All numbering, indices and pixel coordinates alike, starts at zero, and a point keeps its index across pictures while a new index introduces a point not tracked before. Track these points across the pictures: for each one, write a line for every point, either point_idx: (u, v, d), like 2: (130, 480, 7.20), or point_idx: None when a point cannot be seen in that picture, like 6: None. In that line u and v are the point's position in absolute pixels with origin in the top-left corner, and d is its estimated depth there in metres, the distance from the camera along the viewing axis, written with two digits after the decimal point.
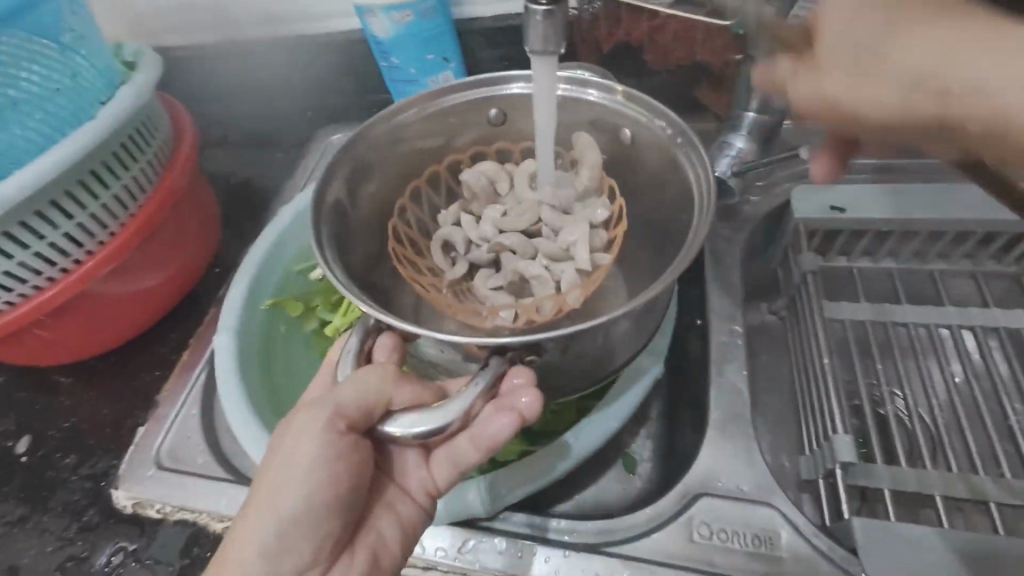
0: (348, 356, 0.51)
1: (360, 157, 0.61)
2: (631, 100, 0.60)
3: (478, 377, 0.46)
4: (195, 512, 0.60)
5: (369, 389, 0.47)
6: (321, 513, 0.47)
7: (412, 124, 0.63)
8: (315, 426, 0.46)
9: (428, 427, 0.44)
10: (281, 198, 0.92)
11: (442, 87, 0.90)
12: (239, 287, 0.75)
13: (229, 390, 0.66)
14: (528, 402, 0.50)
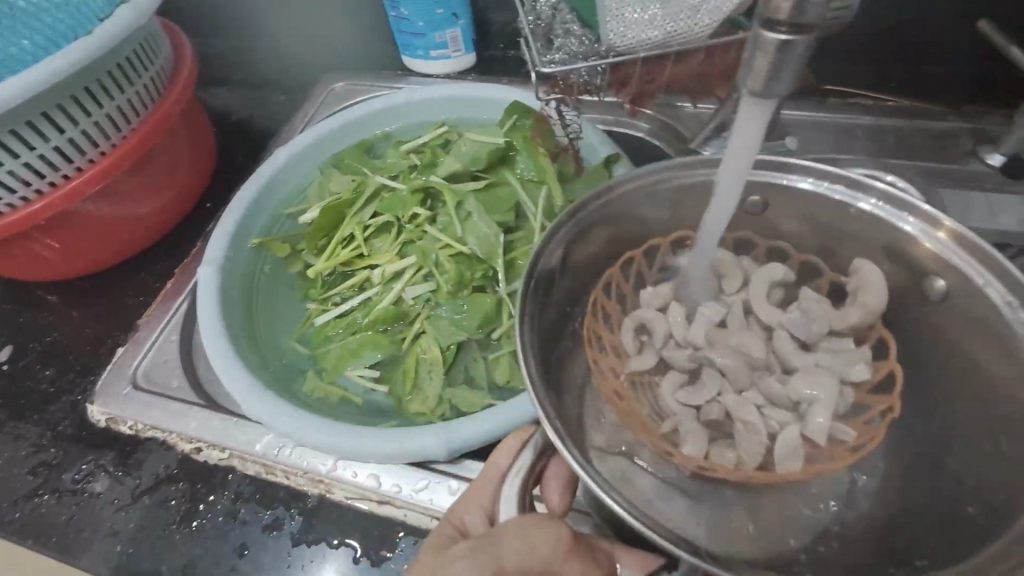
0: (515, 483, 0.45)
1: (583, 226, 0.50)
2: (933, 234, 0.47)
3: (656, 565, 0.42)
4: (164, 432, 0.62)
5: (532, 545, 0.41)
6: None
7: (625, 195, 0.51)
8: (479, 573, 0.40)
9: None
10: (276, 140, 0.92)
11: (449, 44, 0.89)
12: (229, 222, 0.75)
13: (207, 317, 0.66)
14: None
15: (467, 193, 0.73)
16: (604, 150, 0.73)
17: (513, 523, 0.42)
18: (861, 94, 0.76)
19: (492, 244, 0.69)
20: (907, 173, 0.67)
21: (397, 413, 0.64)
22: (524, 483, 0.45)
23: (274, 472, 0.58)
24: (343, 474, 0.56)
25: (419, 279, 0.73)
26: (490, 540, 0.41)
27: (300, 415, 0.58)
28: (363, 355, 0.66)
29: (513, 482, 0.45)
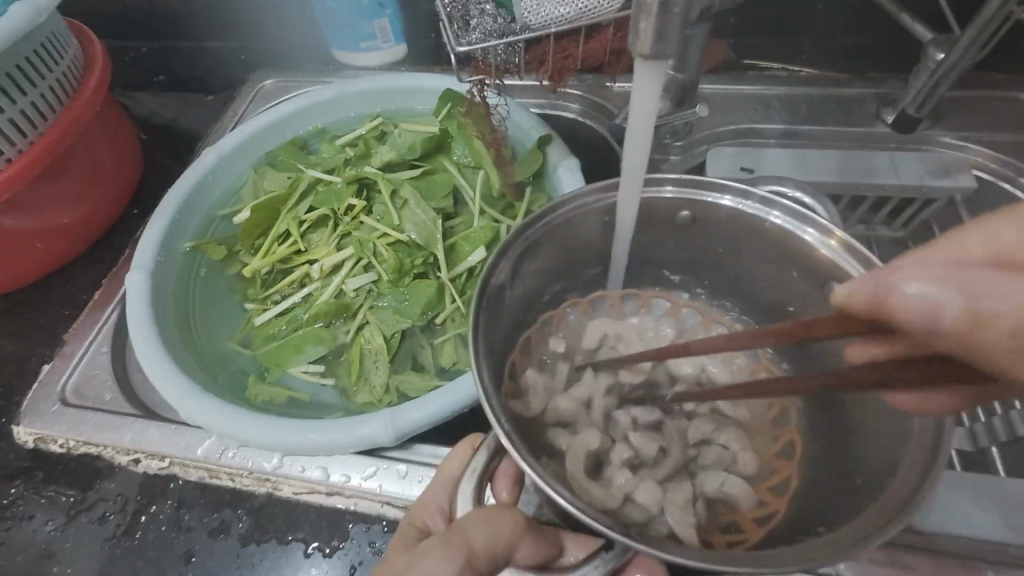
0: (470, 481, 0.42)
1: (532, 244, 0.48)
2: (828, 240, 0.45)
3: (602, 553, 0.39)
4: (99, 446, 0.59)
5: (499, 532, 0.39)
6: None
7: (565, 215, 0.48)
8: (453, 565, 0.38)
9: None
10: (205, 141, 0.90)
11: (378, 35, 0.88)
12: (155, 226, 0.71)
13: (140, 327, 0.62)
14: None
15: (402, 181, 0.74)
16: (536, 132, 0.73)
17: (475, 514, 0.40)
18: (775, 67, 0.80)
19: (429, 229, 0.70)
20: (818, 138, 0.71)
21: (344, 405, 0.63)
22: (480, 479, 0.42)
23: (218, 475, 0.56)
24: (291, 470, 0.55)
25: (359, 270, 0.72)
26: (454, 530, 0.39)
27: (241, 415, 0.56)
28: (306, 350, 0.65)
29: (467, 480, 0.42)
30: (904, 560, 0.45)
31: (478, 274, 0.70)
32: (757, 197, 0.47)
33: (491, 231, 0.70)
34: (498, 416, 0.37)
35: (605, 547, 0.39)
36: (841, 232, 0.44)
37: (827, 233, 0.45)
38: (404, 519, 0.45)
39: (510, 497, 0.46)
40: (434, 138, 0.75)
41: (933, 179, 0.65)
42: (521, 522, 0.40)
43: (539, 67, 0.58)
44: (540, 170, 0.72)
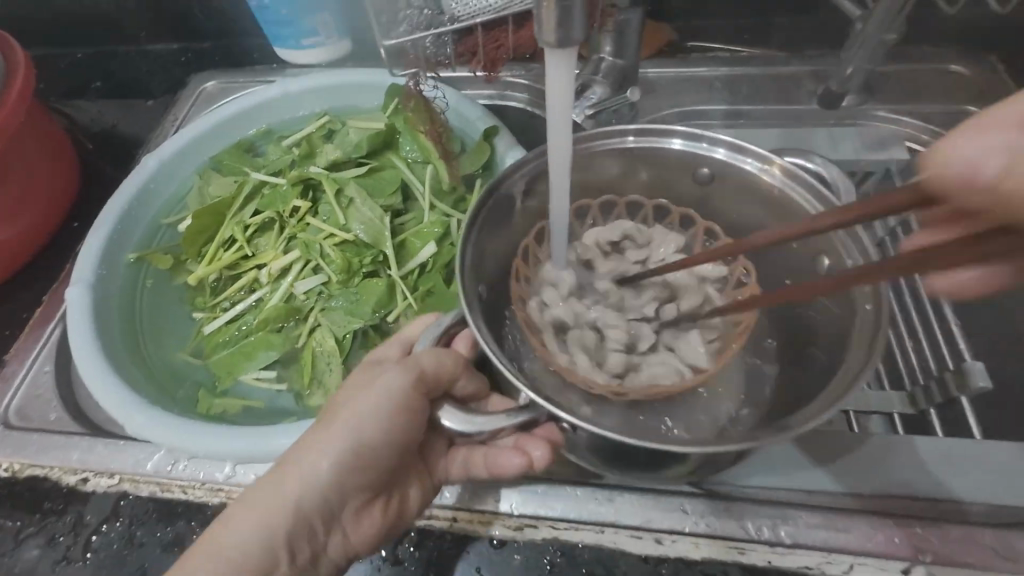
0: (434, 329, 0.48)
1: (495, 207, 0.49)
2: (771, 166, 0.48)
3: (515, 410, 0.40)
4: (45, 468, 0.58)
5: (447, 363, 0.45)
6: (373, 452, 0.44)
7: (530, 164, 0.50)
8: (403, 379, 0.44)
9: (464, 428, 0.41)
10: (146, 147, 0.87)
11: (320, 31, 0.86)
12: (95, 238, 0.69)
13: (81, 346, 0.60)
14: (541, 456, 0.46)
15: (347, 179, 0.73)
16: (482, 123, 0.72)
17: (429, 348, 0.46)
18: (717, 48, 0.81)
19: (376, 227, 0.70)
20: (758, 117, 0.73)
21: (299, 409, 0.63)
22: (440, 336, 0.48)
23: (170, 489, 0.55)
24: (244, 479, 0.55)
25: (309, 272, 0.71)
26: (408, 358, 0.45)
27: (188, 426, 0.55)
28: (256, 356, 0.64)
29: (431, 329, 0.48)
30: (846, 522, 0.46)
31: (430, 269, 0.70)
32: (706, 138, 0.49)
33: (441, 225, 0.70)
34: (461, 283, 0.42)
35: (519, 408, 0.41)
36: (778, 159, 0.48)
37: (766, 162, 0.48)
38: (371, 354, 0.51)
39: (469, 353, 0.51)
40: (379, 134, 0.74)
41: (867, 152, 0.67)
42: (466, 363, 0.47)
43: (471, 58, 0.57)
44: (488, 162, 0.71)
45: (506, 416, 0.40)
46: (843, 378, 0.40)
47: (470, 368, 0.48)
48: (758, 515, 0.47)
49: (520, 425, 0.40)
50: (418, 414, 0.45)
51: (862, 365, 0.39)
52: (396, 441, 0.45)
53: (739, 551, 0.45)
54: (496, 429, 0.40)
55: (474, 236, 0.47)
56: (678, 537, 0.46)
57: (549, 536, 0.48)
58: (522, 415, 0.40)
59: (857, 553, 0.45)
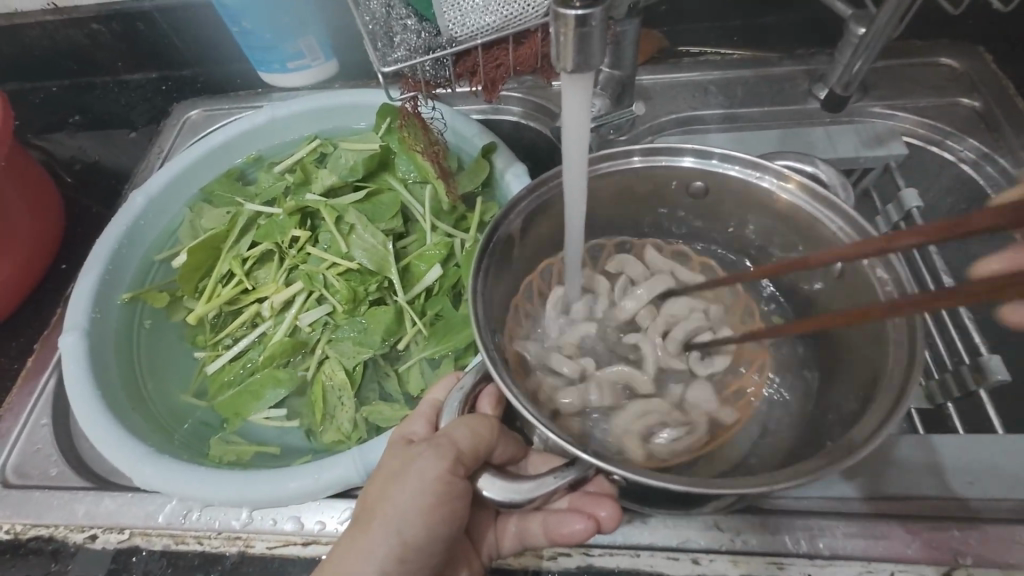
0: (455, 398, 0.46)
1: (503, 241, 0.48)
2: (784, 181, 0.48)
3: (562, 468, 0.38)
4: (50, 527, 0.55)
5: (480, 434, 0.42)
6: (417, 551, 0.41)
7: (534, 199, 0.49)
8: (439, 465, 0.40)
9: (509, 499, 0.39)
10: (132, 181, 0.84)
11: (306, 54, 0.84)
12: (87, 280, 0.66)
13: (80, 395, 0.57)
14: (608, 516, 0.43)
15: (346, 206, 0.72)
16: (481, 139, 0.70)
17: (456, 421, 0.43)
18: (708, 51, 0.80)
19: (380, 253, 0.68)
20: (756, 119, 0.72)
21: (313, 447, 0.61)
22: (466, 400, 0.46)
23: (185, 540, 0.53)
24: (262, 525, 0.53)
25: (312, 304, 0.70)
26: (437, 437, 0.42)
27: (203, 474, 0.53)
28: (264, 396, 0.62)
29: (452, 399, 0.46)
30: (882, 529, 0.45)
31: (437, 292, 0.68)
32: (717, 155, 0.48)
33: (446, 246, 0.68)
34: (478, 336, 0.40)
35: (565, 464, 0.38)
36: (796, 175, 0.47)
37: (784, 178, 0.47)
38: (395, 431, 0.48)
39: (495, 414, 0.48)
40: (375, 156, 0.73)
41: (867, 149, 0.67)
42: (498, 428, 0.44)
43: (470, 79, 0.56)
44: (488, 179, 0.70)
45: (552, 477, 0.38)
46: (881, 402, 0.40)
47: (502, 432, 0.45)
48: (793, 528, 0.46)
49: (570, 484, 0.38)
50: (458, 499, 0.41)
51: (903, 378, 0.39)
52: (438, 534, 0.42)
53: (778, 566, 0.45)
54: (545, 492, 0.38)
55: (482, 280, 0.45)
56: (716, 555, 0.45)
57: (583, 563, 0.46)
58: (571, 472, 0.38)
59: (896, 560, 0.44)
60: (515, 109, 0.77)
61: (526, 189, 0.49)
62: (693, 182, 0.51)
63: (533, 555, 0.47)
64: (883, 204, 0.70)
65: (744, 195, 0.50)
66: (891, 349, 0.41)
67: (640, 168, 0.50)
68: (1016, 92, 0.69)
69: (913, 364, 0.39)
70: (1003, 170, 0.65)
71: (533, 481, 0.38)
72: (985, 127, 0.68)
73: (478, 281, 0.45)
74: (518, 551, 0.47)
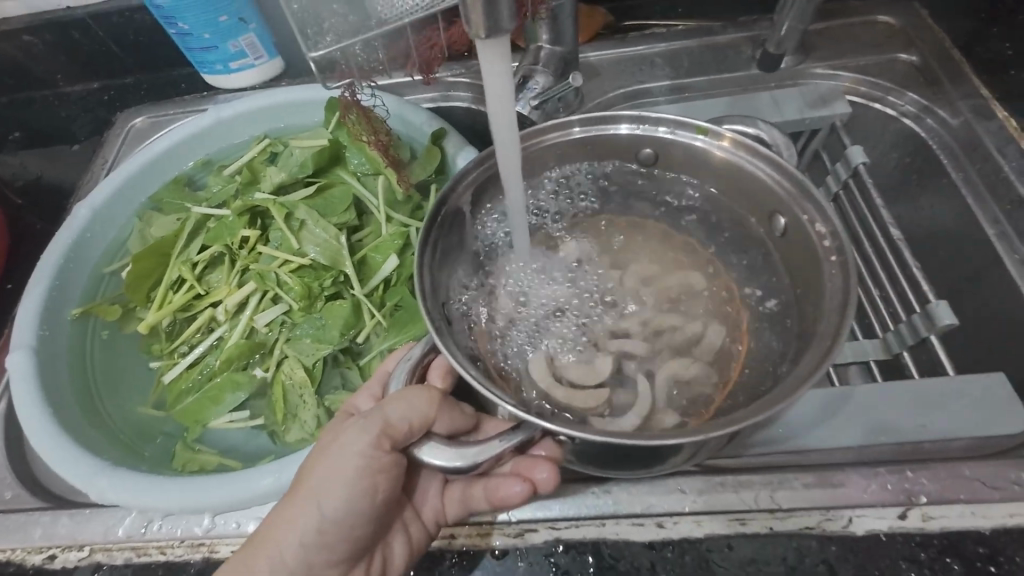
0: (402, 368, 0.43)
1: (446, 221, 0.47)
2: (718, 140, 0.47)
3: (507, 432, 0.37)
4: (5, 552, 0.54)
5: (415, 407, 0.40)
6: (343, 522, 0.40)
7: (475, 174, 0.49)
8: (366, 442, 0.39)
9: (452, 464, 0.37)
10: (77, 195, 0.82)
11: (247, 51, 0.82)
12: (31, 297, 0.64)
13: (27, 414, 0.56)
14: (545, 478, 0.44)
15: (295, 202, 0.70)
16: (430, 127, 0.70)
17: (399, 393, 0.41)
18: (653, 24, 0.81)
19: (333, 248, 0.67)
20: (703, 89, 0.73)
21: (276, 448, 0.60)
22: (413, 371, 0.43)
23: (147, 552, 0.52)
24: (225, 529, 0.52)
25: (268, 304, 0.68)
26: (373, 409, 0.40)
27: (160, 483, 0.52)
28: (224, 400, 0.61)
29: (400, 368, 0.43)
30: (839, 477, 0.46)
31: (395, 283, 0.68)
32: (650, 117, 0.48)
33: (401, 236, 0.68)
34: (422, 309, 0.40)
35: (511, 429, 0.37)
36: (730, 133, 0.46)
37: (719, 137, 0.47)
38: (343, 406, 0.48)
39: (446, 386, 0.46)
40: (324, 152, 0.71)
41: (812, 110, 0.68)
42: (443, 400, 0.42)
43: (405, 62, 0.56)
44: (440, 167, 0.70)
45: (498, 441, 0.37)
46: (817, 347, 0.39)
47: (448, 403, 0.42)
48: (754, 485, 0.46)
49: (515, 447, 0.37)
50: (392, 474, 0.41)
51: (839, 319, 0.38)
52: (367, 508, 0.41)
53: (740, 522, 0.45)
54: (489, 458, 0.36)
55: (427, 252, 0.45)
56: (683, 516, 0.46)
57: (549, 538, 0.46)
58: (515, 436, 0.36)
59: (855, 505, 0.45)
60: (463, 96, 0.77)
61: (474, 161, 0.48)
62: (641, 149, 0.50)
63: (500, 535, 0.47)
64: (833, 162, 0.72)
65: (683, 156, 0.49)
66: (828, 294, 0.41)
67: (578, 138, 0.50)
68: (952, 44, 0.70)
69: (849, 297, 0.39)
70: (943, 120, 0.66)
71: (478, 448, 0.37)
72: (924, 80, 0.69)
73: (424, 253, 0.44)
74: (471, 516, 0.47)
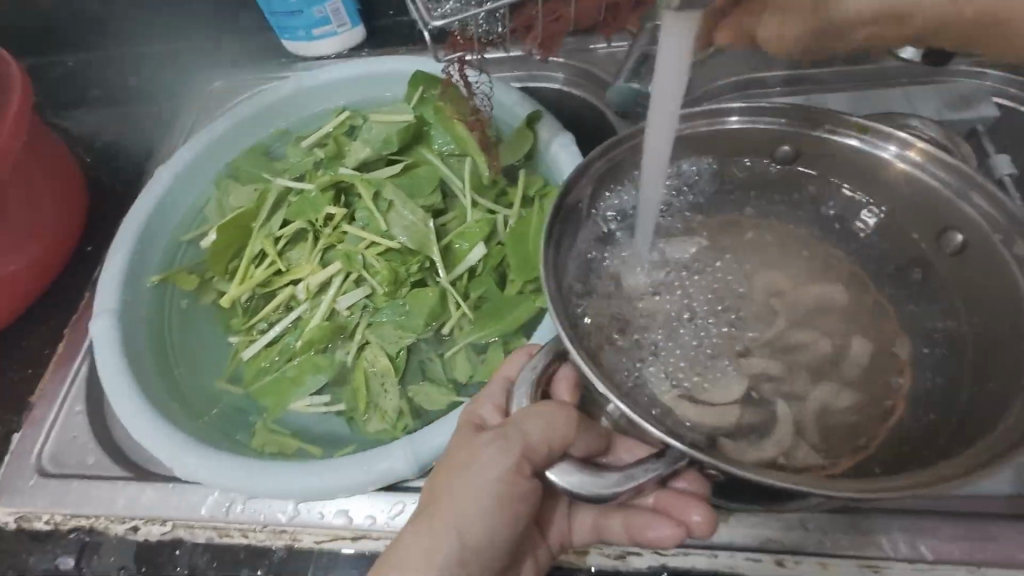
0: (526, 378, 0.40)
1: (568, 218, 0.43)
2: (909, 148, 0.42)
3: (650, 460, 0.33)
4: (90, 518, 0.54)
5: (556, 427, 0.36)
6: (481, 548, 0.37)
7: (597, 167, 0.44)
8: (504, 460, 0.36)
9: (587, 490, 0.34)
10: (155, 158, 0.81)
11: (331, 18, 0.79)
12: (115, 263, 0.63)
13: (114, 383, 0.55)
14: (701, 522, 0.38)
15: (382, 180, 0.67)
16: (520, 108, 0.66)
17: (529, 408, 0.38)
18: None
19: (420, 232, 0.64)
20: (826, 81, 0.66)
21: (356, 437, 0.58)
22: (536, 382, 0.40)
23: (229, 533, 0.51)
24: (309, 518, 0.50)
25: (350, 286, 0.66)
26: (508, 425, 0.37)
27: (246, 467, 0.50)
28: (305, 381, 0.59)
29: (524, 378, 0.40)
30: (991, 531, 0.41)
31: (481, 272, 0.64)
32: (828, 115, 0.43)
33: (487, 224, 0.65)
34: (553, 314, 0.36)
35: (652, 456, 0.34)
36: (921, 142, 0.42)
37: (905, 145, 0.42)
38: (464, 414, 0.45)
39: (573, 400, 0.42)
40: (410, 128, 0.68)
41: (954, 112, 0.61)
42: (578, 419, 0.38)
43: (525, 35, 0.52)
44: (532, 151, 0.66)
45: (641, 470, 0.33)
46: None
47: (583, 422, 0.39)
48: (890, 529, 0.42)
49: (658, 479, 0.33)
50: (523, 496, 0.38)
51: None
52: (503, 536, 0.38)
53: (874, 569, 0.41)
54: (632, 488, 0.33)
55: (552, 251, 0.41)
56: (808, 556, 0.42)
57: (654, 563, 0.43)
58: (660, 465, 0.33)
59: (1008, 565, 0.40)
60: (558, 76, 0.71)
61: (598, 151, 0.44)
62: (778, 147, 0.46)
63: (598, 553, 0.44)
64: None
65: (848, 161, 0.45)
66: None
67: (732, 129, 0.45)
68: None
69: None
70: None
71: (622, 476, 0.33)
72: None
73: (548, 251, 0.41)
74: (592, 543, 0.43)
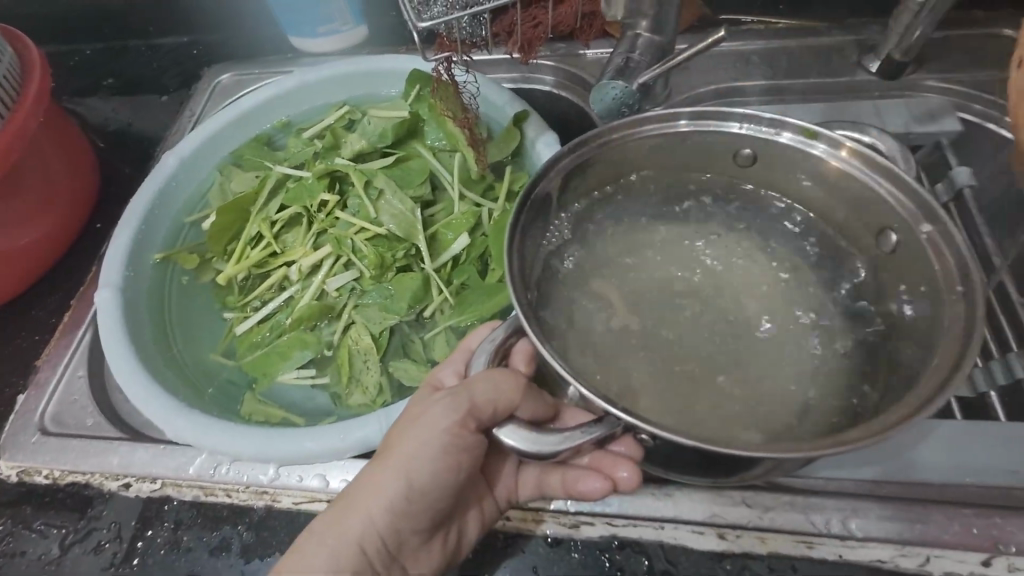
0: (486, 349, 0.44)
1: (537, 205, 0.47)
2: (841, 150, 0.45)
3: (590, 423, 0.37)
4: (86, 475, 0.57)
5: (502, 389, 0.40)
6: (427, 490, 0.41)
7: (568, 163, 0.48)
8: (453, 417, 0.40)
9: (530, 448, 0.37)
10: (163, 144, 0.85)
11: (336, 17, 0.84)
12: (120, 238, 0.67)
13: (112, 346, 0.59)
14: (627, 477, 0.43)
15: (375, 171, 0.71)
16: (510, 108, 0.69)
17: (483, 373, 0.41)
18: (750, 20, 0.77)
19: (407, 221, 0.68)
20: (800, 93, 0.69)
21: (336, 410, 0.61)
22: (495, 352, 0.44)
23: (214, 492, 0.54)
24: (289, 481, 0.53)
25: (340, 268, 0.70)
26: (461, 387, 0.41)
27: (231, 429, 0.54)
28: (292, 356, 0.63)
29: (484, 349, 0.44)
30: (919, 513, 0.44)
31: (463, 260, 0.68)
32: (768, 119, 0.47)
33: (473, 216, 0.68)
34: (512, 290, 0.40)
35: (593, 421, 0.37)
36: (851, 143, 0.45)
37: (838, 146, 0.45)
38: (428, 378, 0.49)
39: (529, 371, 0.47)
40: (404, 123, 0.72)
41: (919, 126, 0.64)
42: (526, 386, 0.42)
43: None
44: (518, 148, 0.69)
45: (579, 431, 0.37)
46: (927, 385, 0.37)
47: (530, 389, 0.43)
48: (825, 508, 0.44)
49: (596, 441, 0.37)
50: (470, 451, 0.42)
51: (958, 353, 0.36)
52: (448, 481, 0.42)
53: (807, 545, 0.44)
54: (571, 447, 0.36)
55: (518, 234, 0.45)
56: (748, 531, 0.44)
57: (605, 533, 0.46)
58: (598, 429, 0.36)
59: (932, 544, 0.43)
60: (547, 78, 0.75)
61: (567, 147, 0.47)
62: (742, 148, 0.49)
63: (553, 521, 0.47)
64: None
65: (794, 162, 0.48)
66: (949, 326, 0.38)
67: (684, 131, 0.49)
68: None
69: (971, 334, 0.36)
70: None
71: (563, 435, 0.37)
72: None
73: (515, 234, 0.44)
74: (536, 502, 0.47)
